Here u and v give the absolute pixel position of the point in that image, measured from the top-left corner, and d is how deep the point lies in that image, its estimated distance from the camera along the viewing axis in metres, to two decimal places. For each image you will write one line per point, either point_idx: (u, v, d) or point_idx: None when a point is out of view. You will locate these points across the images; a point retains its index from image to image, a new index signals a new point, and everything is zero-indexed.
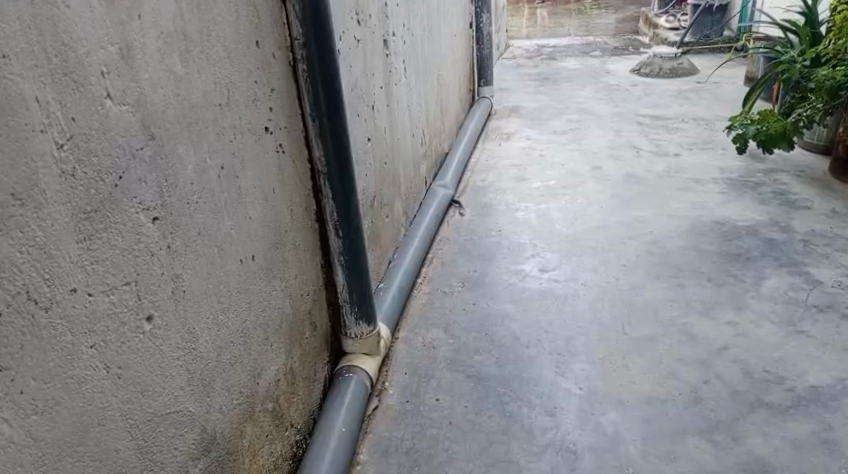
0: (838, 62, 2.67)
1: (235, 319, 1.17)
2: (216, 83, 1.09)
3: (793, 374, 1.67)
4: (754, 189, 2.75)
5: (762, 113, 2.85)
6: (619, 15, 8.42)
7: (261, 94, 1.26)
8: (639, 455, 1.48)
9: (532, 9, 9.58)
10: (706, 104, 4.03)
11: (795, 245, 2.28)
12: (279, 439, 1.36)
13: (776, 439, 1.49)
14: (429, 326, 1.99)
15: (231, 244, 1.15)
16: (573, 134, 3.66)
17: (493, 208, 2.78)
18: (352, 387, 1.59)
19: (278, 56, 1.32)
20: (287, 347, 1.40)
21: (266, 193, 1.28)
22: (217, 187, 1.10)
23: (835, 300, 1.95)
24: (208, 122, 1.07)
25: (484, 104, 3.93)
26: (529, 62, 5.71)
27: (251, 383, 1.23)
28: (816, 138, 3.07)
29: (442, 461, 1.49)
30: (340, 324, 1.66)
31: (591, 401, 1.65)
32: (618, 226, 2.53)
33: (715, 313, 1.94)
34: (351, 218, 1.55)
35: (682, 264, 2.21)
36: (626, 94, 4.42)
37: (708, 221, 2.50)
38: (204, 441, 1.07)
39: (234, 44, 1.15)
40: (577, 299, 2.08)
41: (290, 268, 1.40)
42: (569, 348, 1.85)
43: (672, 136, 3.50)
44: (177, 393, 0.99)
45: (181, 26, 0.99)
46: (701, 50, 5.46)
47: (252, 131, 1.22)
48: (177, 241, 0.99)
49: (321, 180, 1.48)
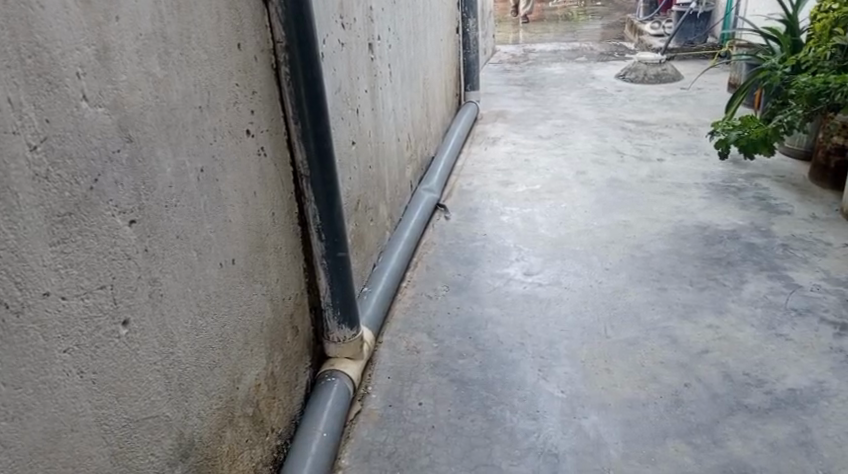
0: (818, 69, 2.72)
1: (215, 323, 1.16)
2: (196, 84, 1.09)
3: (773, 377, 1.69)
4: (736, 194, 2.78)
5: (744, 119, 2.88)
6: (606, 21, 8.50)
7: (242, 97, 1.25)
8: (620, 457, 1.48)
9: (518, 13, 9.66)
10: (689, 110, 4.07)
11: (775, 249, 2.31)
12: (260, 444, 1.36)
13: (756, 441, 1.50)
14: (413, 330, 1.99)
15: (211, 248, 1.14)
16: (559, 139, 3.68)
17: (479, 212, 2.79)
18: (335, 390, 1.59)
19: (261, 58, 1.32)
20: (268, 352, 1.39)
21: (247, 196, 1.27)
22: (196, 189, 1.09)
23: (813, 303, 1.98)
24: (188, 125, 1.07)
25: (471, 108, 3.95)
26: (517, 67, 5.74)
27: (231, 388, 1.22)
28: (797, 143, 3.11)
29: (424, 465, 1.49)
30: (323, 327, 1.66)
31: (573, 404, 1.65)
32: (602, 229, 2.54)
33: (696, 316, 1.96)
34: (335, 221, 1.54)
35: (664, 268, 2.23)
36: (611, 99, 4.45)
37: (691, 225, 2.52)
38: (182, 446, 1.06)
39: (215, 46, 1.14)
40: (561, 302, 2.09)
41: (272, 272, 1.39)
42: (552, 351, 1.86)
43: (656, 141, 3.53)
44: (154, 398, 0.98)
45: (160, 28, 0.98)
46: (685, 57, 5.52)
47: (233, 134, 1.22)
48: (154, 244, 0.98)
49: (304, 183, 1.48)
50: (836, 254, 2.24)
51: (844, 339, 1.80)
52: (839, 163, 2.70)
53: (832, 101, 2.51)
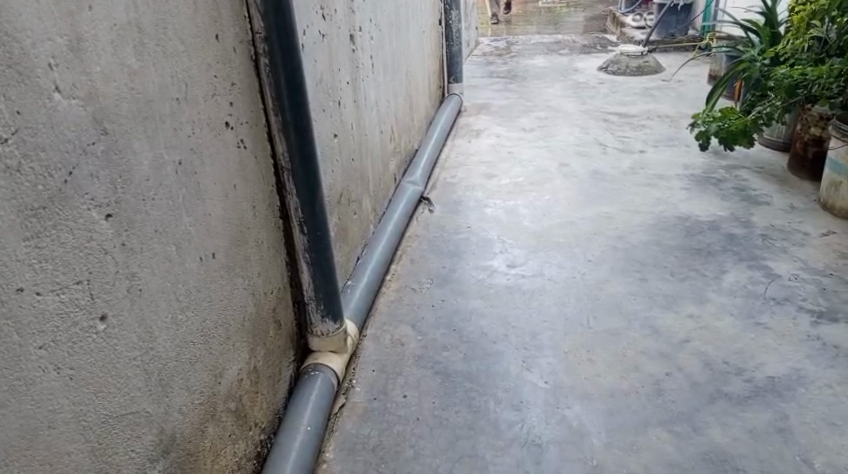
0: (796, 61, 2.75)
1: (195, 318, 1.15)
2: (173, 76, 1.07)
3: (752, 365, 1.71)
4: (717, 185, 2.81)
5: (724, 110, 2.90)
6: (587, 13, 8.52)
7: (221, 89, 1.23)
8: (602, 446, 1.50)
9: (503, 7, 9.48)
10: (671, 102, 4.09)
11: (755, 239, 2.33)
12: (243, 439, 1.35)
13: (735, 428, 1.52)
14: (397, 323, 1.98)
15: (190, 242, 1.12)
16: (542, 131, 3.69)
17: (462, 205, 2.79)
18: (318, 384, 1.59)
19: (240, 50, 1.30)
20: (250, 347, 1.38)
21: (227, 189, 1.26)
22: (174, 183, 1.07)
23: (792, 292, 2.00)
24: (165, 117, 1.05)
25: (453, 101, 3.94)
26: (500, 59, 5.74)
27: (212, 382, 1.21)
28: (776, 135, 3.15)
29: (408, 457, 1.49)
30: (306, 321, 1.65)
31: (556, 395, 1.66)
32: (585, 221, 2.55)
33: (677, 306, 1.97)
34: (318, 214, 1.53)
35: (646, 259, 2.25)
36: (593, 91, 4.46)
37: (672, 216, 2.54)
38: (163, 442, 1.05)
39: (192, 37, 1.13)
40: (544, 294, 2.09)
41: (254, 266, 1.38)
42: (535, 342, 1.87)
43: (637, 133, 3.55)
44: (134, 394, 0.97)
45: (135, 18, 0.97)
46: (666, 49, 5.55)
47: (212, 126, 1.20)
48: (132, 238, 0.97)
49: (285, 176, 1.47)
50: (814, 244, 2.27)
51: (821, 328, 1.83)
52: (816, 154, 2.74)
53: (810, 93, 2.53)
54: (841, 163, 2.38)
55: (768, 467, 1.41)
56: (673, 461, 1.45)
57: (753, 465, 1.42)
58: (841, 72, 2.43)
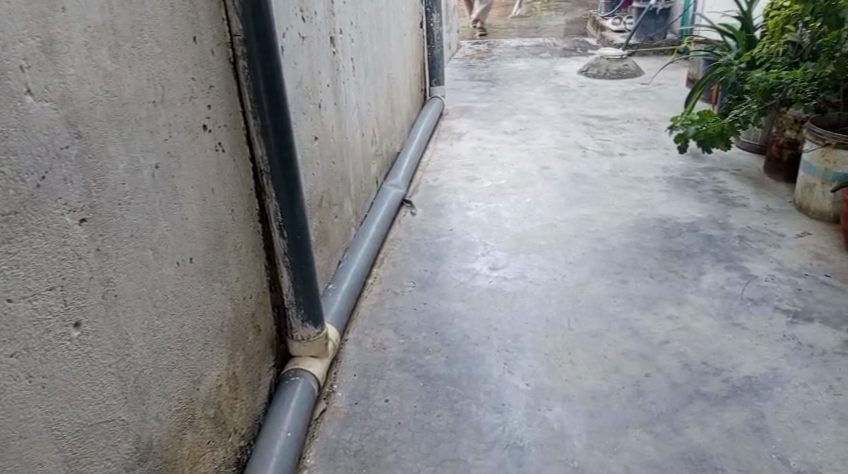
0: (771, 65, 2.79)
1: (173, 323, 1.13)
2: (149, 79, 1.06)
3: (730, 366, 1.73)
4: (695, 187, 2.84)
5: (702, 114, 2.94)
6: (568, 17, 8.58)
7: (198, 92, 1.22)
8: (584, 448, 1.51)
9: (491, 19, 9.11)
10: (650, 105, 4.14)
11: (732, 240, 2.36)
12: (222, 445, 1.34)
13: (713, 428, 1.54)
14: (378, 327, 1.98)
15: (167, 246, 1.11)
16: (523, 134, 3.71)
17: (444, 208, 2.79)
18: (299, 389, 1.57)
19: (218, 52, 1.29)
20: (229, 352, 1.36)
21: (205, 193, 1.24)
22: (151, 187, 1.06)
23: (768, 293, 2.03)
24: (141, 120, 1.04)
25: (435, 104, 3.94)
26: (481, 62, 5.76)
27: (190, 389, 1.20)
28: (752, 137, 3.20)
29: (390, 461, 1.49)
30: (286, 326, 1.64)
31: (537, 397, 1.67)
32: (565, 223, 2.57)
33: (657, 308, 1.99)
34: (298, 218, 1.52)
35: (626, 261, 2.27)
36: (574, 95, 4.50)
37: (651, 218, 2.57)
38: (140, 450, 1.04)
39: (169, 40, 1.11)
40: (526, 296, 2.10)
41: (232, 270, 1.37)
42: (517, 344, 1.87)
43: (617, 136, 3.58)
44: (110, 402, 0.96)
45: (110, 20, 0.95)
46: (645, 53, 5.61)
47: (189, 129, 1.19)
48: (107, 243, 0.95)
49: (264, 179, 1.45)
50: (790, 245, 2.31)
51: (796, 327, 1.86)
52: (791, 156, 2.78)
53: (786, 96, 2.58)
54: (816, 165, 2.42)
55: (745, 465, 1.43)
56: (653, 462, 1.46)
57: (731, 464, 1.44)
58: (814, 76, 2.50)
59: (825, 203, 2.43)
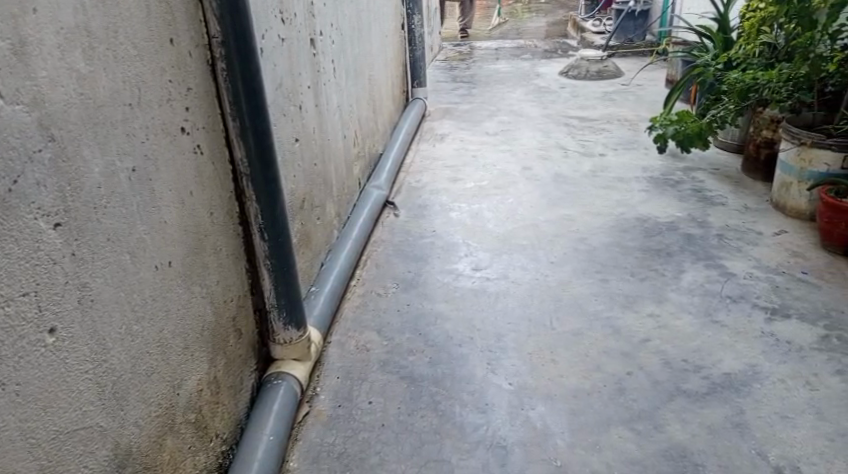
0: (748, 65, 2.83)
1: (152, 328, 1.12)
2: (125, 81, 1.05)
3: (710, 362, 1.75)
4: (674, 186, 2.87)
5: (680, 114, 2.97)
6: (549, 19, 8.62)
7: (176, 94, 1.21)
8: (566, 446, 1.51)
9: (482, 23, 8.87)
10: (630, 106, 4.17)
11: (711, 239, 2.39)
12: (203, 450, 1.32)
13: (694, 425, 1.55)
14: (362, 329, 1.97)
15: (145, 250, 1.10)
16: (505, 135, 3.72)
17: (427, 209, 2.79)
18: (281, 393, 1.57)
19: (195, 54, 1.28)
20: (210, 356, 1.35)
21: (183, 196, 1.23)
22: (128, 190, 1.05)
23: (746, 290, 2.06)
24: (118, 123, 1.03)
25: (417, 106, 3.94)
26: (463, 64, 5.76)
27: (170, 394, 1.18)
28: (730, 137, 3.24)
29: (374, 463, 1.48)
30: (268, 329, 1.63)
31: (520, 396, 1.67)
32: (547, 223, 2.58)
33: (637, 306, 2.01)
34: (278, 220, 1.51)
35: (607, 260, 2.28)
36: (555, 96, 4.52)
37: (632, 218, 2.59)
38: (119, 457, 1.03)
39: (145, 42, 1.10)
40: (508, 296, 2.11)
41: (212, 273, 1.36)
42: (500, 344, 1.88)
43: (598, 136, 3.61)
44: (87, 408, 0.95)
45: (84, 22, 0.94)
46: (625, 54, 5.67)
47: (166, 132, 1.17)
48: (82, 247, 0.94)
49: (244, 182, 1.44)
50: (767, 243, 2.34)
51: (774, 324, 1.88)
52: (768, 155, 2.82)
53: (761, 96, 2.61)
54: (792, 164, 2.45)
55: (726, 461, 1.45)
56: (634, 459, 1.47)
57: (711, 460, 1.45)
58: (789, 77, 2.52)
59: (802, 202, 2.47)
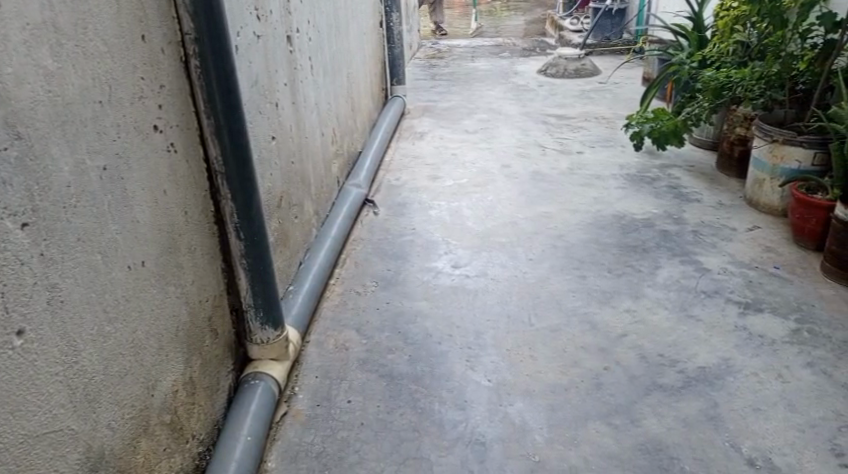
0: (722, 64, 2.86)
1: (125, 329, 1.10)
2: (94, 78, 1.03)
3: (685, 357, 1.77)
4: (651, 183, 2.90)
5: (656, 112, 3.00)
6: (528, 17, 8.65)
7: (148, 91, 1.19)
8: (544, 442, 1.52)
9: (462, 21, 8.77)
10: (608, 104, 4.21)
11: (687, 235, 2.42)
12: (179, 452, 1.31)
13: (670, 418, 1.57)
14: (341, 328, 1.97)
15: (118, 250, 1.08)
16: (484, 133, 3.73)
17: (406, 207, 2.79)
18: (259, 393, 1.55)
19: (168, 51, 1.26)
20: (185, 356, 1.34)
21: (157, 195, 1.21)
22: (99, 189, 1.03)
23: (721, 285, 2.09)
24: (87, 121, 1.01)
25: (396, 104, 3.94)
26: (442, 62, 5.76)
27: (144, 395, 1.17)
28: (705, 135, 3.28)
29: (352, 462, 1.48)
30: (245, 329, 1.61)
31: (499, 393, 1.68)
32: (525, 221, 2.60)
33: (614, 302, 2.03)
34: (254, 218, 1.50)
35: (584, 257, 2.30)
36: (533, 94, 4.54)
37: (609, 215, 2.61)
38: (91, 460, 1.01)
39: (116, 38, 1.09)
40: (487, 293, 2.11)
41: (187, 273, 1.34)
42: (479, 341, 1.88)
43: (576, 134, 3.63)
44: (57, 411, 0.93)
45: (51, 18, 0.93)
46: (603, 52, 5.71)
47: (139, 130, 1.16)
48: (51, 247, 0.92)
49: (219, 180, 1.43)
50: (741, 238, 2.38)
51: (748, 318, 1.91)
52: (742, 153, 2.86)
53: (735, 94, 2.63)
54: (765, 160, 2.49)
55: (700, 454, 1.47)
56: (611, 453, 1.48)
57: (687, 453, 1.47)
58: (761, 75, 2.54)
59: (774, 199, 2.50)
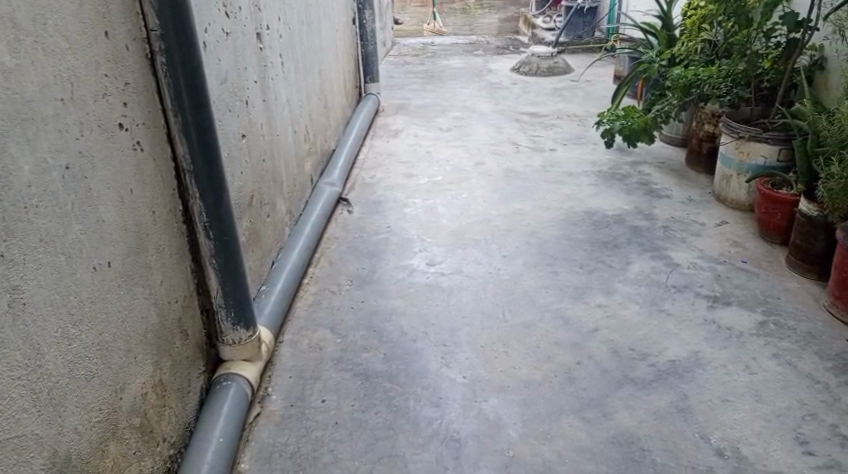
0: (690, 61, 2.90)
1: (91, 331, 1.08)
2: (56, 75, 1.01)
3: (656, 351, 1.80)
4: (622, 180, 2.94)
5: (626, 109, 3.04)
6: (501, 15, 8.70)
7: (112, 89, 1.17)
8: (518, 438, 1.53)
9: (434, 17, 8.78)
10: (580, 102, 4.24)
11: (657, 231, 2.45)
12: (150, 455, 1.29)
13: (641, 411, 1.59)
14: (315, 327, 1.95)
15: (82, 250, 1.06)
16: (458, 131, 3.74)
17: (381, 205, 2.78)
18: (231, 394, 1.54)
19: (132, 48, 1.24)
20: (155, 358, 1.31)
21: (122, 194, 1.19)
22: (61, 189, 1.01)
23: (691, 280, 2.12)
24: (48, 119, 0.99)
25: (370, 101, 3.92)
26: (416, 60, 5.76)
27: (112, 398, 1.15)
28: (675, 132, 3.33)
29: (327, 462, 1.47)
30: (216, 330, 1.59)
31: (474, 389, 1.69)
32: (499, 218, 2.61)
33: (587, 297, 2.05)
34: (224, 217, 1.48)
35: (557, 253, 2.32)
36: (507, 92, 4.57)
37: (580, 212, 2.64)
38: (56, 464, 0.99)
39: (78, 35, 1.06)
40: (462, 291, 2.12)
41: (155, 273, 1.32)
42: (453, 338, 1.89)
43: (548, 132, 3.66)
44: (20, 416, 0.91)
45: (9, 13, 0.90)
46: (575, 50, 5.76)
47: (103, 128, 1.13)
48: (13, 248, 0.90)
49: (187, 179, 1.41)
50: (710, 233, 2.42)
51: (717, 312, 1.95)
52: (710, 149, 2.91)
53: (702, 93, 2.66)
54: (732, 157, 2.54)
55: (671, 446, 1.49)
56: (584, 447, 1.50)
57: (658, 446, 1.49)
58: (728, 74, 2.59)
59: (742, 194, 2.55)
